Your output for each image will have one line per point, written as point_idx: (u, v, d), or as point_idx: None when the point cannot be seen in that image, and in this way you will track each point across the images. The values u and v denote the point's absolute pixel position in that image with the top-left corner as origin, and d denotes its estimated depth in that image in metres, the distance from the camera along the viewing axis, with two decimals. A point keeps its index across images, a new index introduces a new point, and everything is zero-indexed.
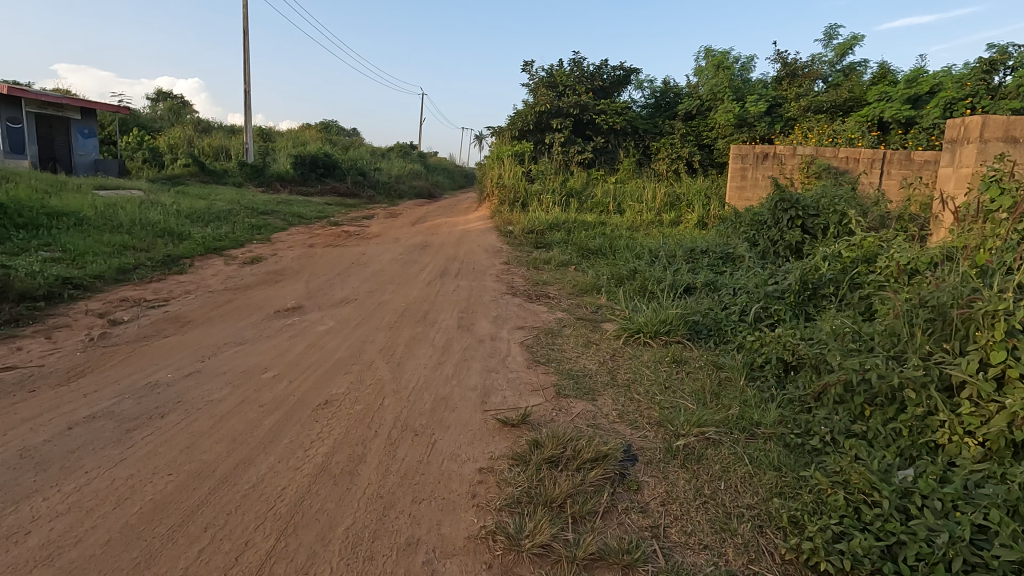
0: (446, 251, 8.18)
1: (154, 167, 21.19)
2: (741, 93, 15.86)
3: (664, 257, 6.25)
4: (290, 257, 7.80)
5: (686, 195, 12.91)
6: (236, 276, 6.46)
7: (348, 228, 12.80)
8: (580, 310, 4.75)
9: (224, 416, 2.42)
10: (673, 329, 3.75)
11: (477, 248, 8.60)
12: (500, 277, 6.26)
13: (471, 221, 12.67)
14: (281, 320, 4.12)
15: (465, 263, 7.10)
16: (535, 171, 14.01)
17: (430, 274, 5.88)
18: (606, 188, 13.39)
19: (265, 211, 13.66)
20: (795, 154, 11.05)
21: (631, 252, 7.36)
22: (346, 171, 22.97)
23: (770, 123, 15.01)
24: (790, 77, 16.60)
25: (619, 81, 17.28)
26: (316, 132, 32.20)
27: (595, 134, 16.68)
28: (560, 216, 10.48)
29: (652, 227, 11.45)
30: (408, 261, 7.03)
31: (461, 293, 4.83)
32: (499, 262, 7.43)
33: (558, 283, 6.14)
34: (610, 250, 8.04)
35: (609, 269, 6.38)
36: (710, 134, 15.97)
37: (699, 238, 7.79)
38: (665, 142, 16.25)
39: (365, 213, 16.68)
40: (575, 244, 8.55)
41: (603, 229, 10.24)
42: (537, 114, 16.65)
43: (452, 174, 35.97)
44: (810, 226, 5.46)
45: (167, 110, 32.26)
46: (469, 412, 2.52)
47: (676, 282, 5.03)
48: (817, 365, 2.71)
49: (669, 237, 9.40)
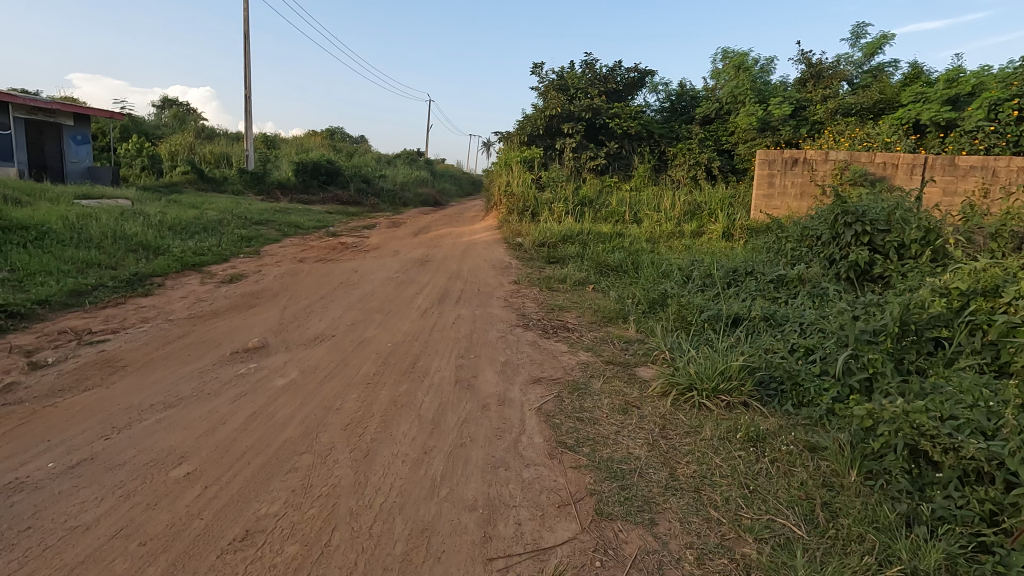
0: (449, 268, 7.35)
1: (152, 175, 20.64)
2: (763, 96, 15.01)
3: (699, 279, 5.40)
4: (275, 274, 7.01)
5: (708, 204, 12.07)
6: (207, 299, 5.67)
7: (347, 239, 12.05)
8: (608, 350, 3.90)
9: (77, 571, 1.60)
10: (737, 386, 2.87)
11: (483, 263, 7.76)
12: (509, 302, 5.40)
13: (478, 232, 11.89)
14: (235, 366, 3.29)
15: (469, 283, 6.27)
16: (546, 178, 13.20)
17: (427, 299, 5.03)
18: (622, 197, 12.56)
19: (260, 221, 12.94)
20: (828, 159, 10.31)
21: (657, 270, 6.51)
22: (350, 178, 22.29)
23: (795, 127, 14.13)
24: (815, 78, 15.72)
25: (633, 84, 16.45)
26: (320, 139, 31.66)
27: (609, 139, 15.86)
28: (574, 227, 9.64)
29: (672, 238, 10.60)
30: (405, 281, 6.19)
31: (462, 327, 3.97)
32: (507, 281, 6.59)
33: (577, 308, 5.29)
34: (631, 266, 7.20)
35: (635, 292, 5.53)
36: (730, 138, 15.13)
37: (733, 254, 6.92)
38: (682, 148, 15.42)
39: (367, 222, 15.92)
40: (592, 258, 7.70)
41: (620, 241, 9.40)
42: (547, 118, 15.86)
43: (460, 181, 35.34)
44: (878, 243, 4.59)
45: (170, 117, 31.82)
46: (463, 560, 1.67)
47: (723, 314, 4.15)
48: (985, 469, 1.85)
49: (696, 251, 8.55)
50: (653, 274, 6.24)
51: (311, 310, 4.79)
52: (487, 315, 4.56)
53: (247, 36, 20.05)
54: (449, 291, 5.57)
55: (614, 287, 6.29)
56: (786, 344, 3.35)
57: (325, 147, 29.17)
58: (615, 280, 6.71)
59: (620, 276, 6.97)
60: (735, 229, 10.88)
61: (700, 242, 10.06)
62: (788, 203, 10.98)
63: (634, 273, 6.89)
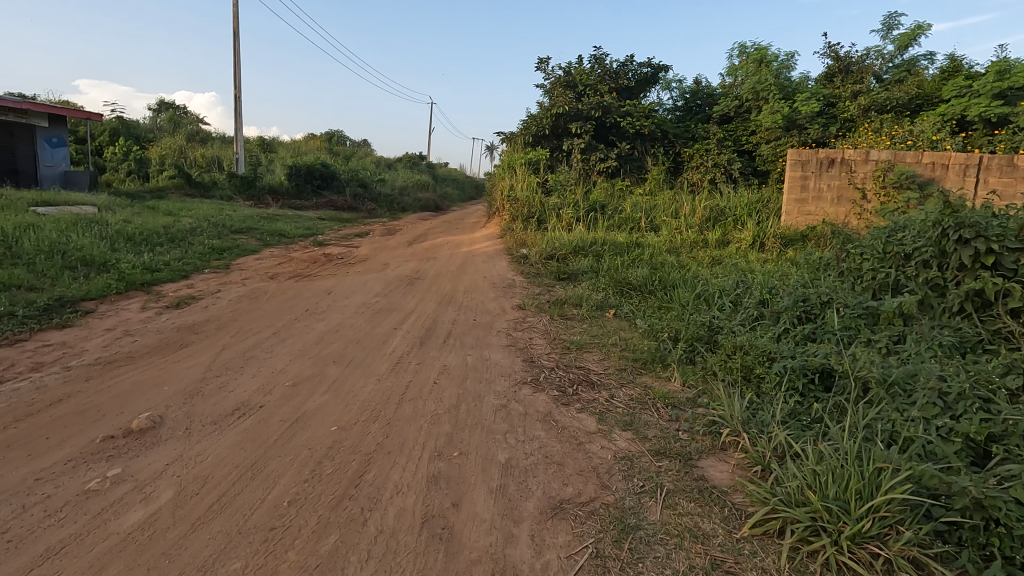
0: (441, 288, 6.20)
1: (137, 180, 19.77)
2: (787, 93, 13.93)
3: (755, 310, 4.28)
4: (233, 295, 5.88)
5: (732, 209, 10.92)
6: (136, 332, 4.55)
7: (333, 249, 10.92)
8: (654, 423, 2.77)
9: None
10: (896, 529, 1.74)
11: (481, 282, 6.60)
12: (512, 339, 4.23)
13: (478, 241, 10.79)
14: (93, 468, 2.17)
15: (467, 310, 5.12)
16: (553, 182, 12.12)
17: (405, 338, 3.86)
18: (636, 202, 11.46)
19: (242, 229, 11.85)
20: (869, 159, 9.77)
21: (694, 291, 5.38)
22: (345, 182, 21.20)
23: (824, 126, 13.00)
24: (843, 73, 14.52)
25: (645, 80, 15.31)
26: (318, 142, 30.68)
27: (619, 139, 14.74)
28: (586, 236, 8.50)
29: (696, 249, 9.45)
30: (387, 307, 5.03)
31: (447, 393, 2.81)
32: (510, 306, 5.45)
33: (600, 348, 4.16)
34: (659, 287, 6.05)
35: (675, 324, 4.42)
36: (752, 138, 13.99)
37: (782, 273, 5.80)
38: (699, 149, 14.27)
39: (359, 229, 14.79)
40: (610, 276, 6.57)
41: (640, 252, 8.24)
42: (553, 117, 14.71)
43: (462, 185, 34.33)
44: (1006, 265, 3.49)
45: (166, 120, 30.91)
46: None
47: (810, 367, 3.01)
48: None
49: (729, 266, 7.40)
50: (690, 299, 5.13)
51: (254, 354, 3.64)
52: (484, 363, 3.40)
53: (238, 34, 19.05)
54: (437, 324, 4.42)
55: (643, 315, 5.18)
56: (935, 434, 2.24)
57: (322, 150, 28.11)
58: (641, 303, 5.61)
59: (647, 298, 5.83)
60: (767, 237, 9.69)
61: (729, 254, 8.91)
62: (824, 207, 10.21)
63: (664, 294, 5.76)
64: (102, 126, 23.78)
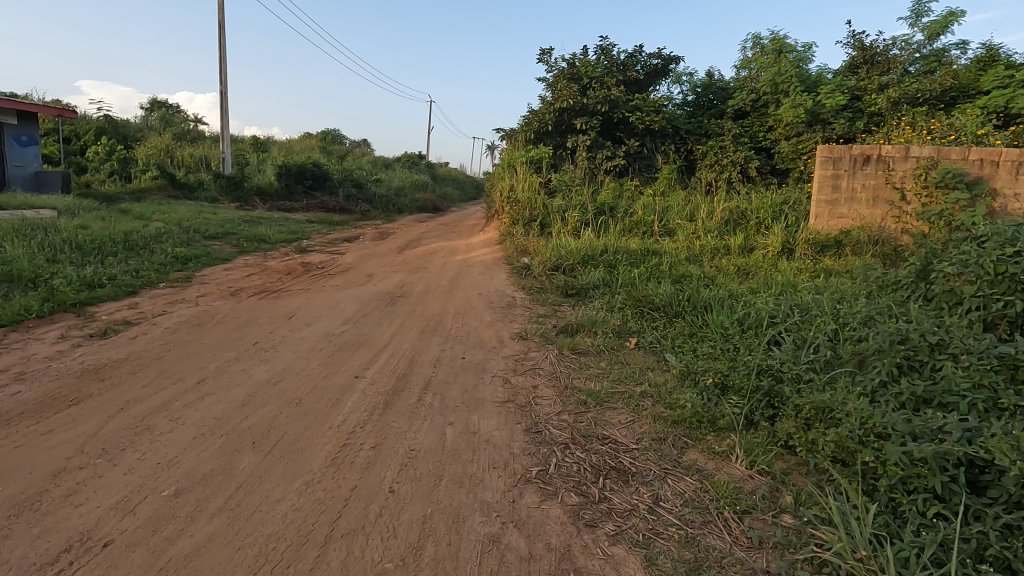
0: (427, 310, 5.20)
1: (119, 181, 18.88)
2: (809, 85, 12.94)
3: (828, 350, 3.30)
4: (175, 320, 4.88)
5: (754, 211, 9.93)
6: (30, 376, 3.56)
7: (315, 256, 9.96)
8: (728, 563, 1.85)
9: None
10: None
11: (475, 300, 5.60)
12: (511, 388, 3.23)
13: (475, 248, 9.80)
14: None
15: (457, 343, 4.12)
16: (557, 182, 11.13)
17: (364, 396, 2.84)
18: (647, 204, 10.49)
19: (218, 234, 10.87)
20: (909, 156, 8.76)
21: (734, 318, 4.42)
22: (338, 183, 20.22)
23: (851, 120, 11.99)
24: (868, 64, 13.46)
25: (655, 73, 14.30)
26: (312, 142, 29.71)
27: (627, 135, 13.73)
28: (596, 243, 7.50)
29: (719, 257, 8.47)
30: (357, 338, 4.02)
31: (408, 518, 1.87)
32: (508, 335, 4.45)
33: (626, 401, 3.17)
34: (687, 308, 5.06)
35: (721, 366, 3.45)
36: (770, 135, 12.97)
37: (836, 293, 4.81)
38: (714, 146, 13.26)
39: (348, 233, 13.81)
40: (627, 293, 5.58)
41: (658, 262, 7.24)
42: (557, 112, 13.70)
43: (463, 185, 33.32)
44: None
45: (157, 118, 29.96)
46: None
47: (953, 461, 2.07)
48: None
49: (762, 281, 6.41)
50: (731, 329, 4.17)
51: (154, 421, 2.64)
52: (468, 441, 2.42)
53: (224, 27, 18.06)
54: (413, 367, 3.42)
55: (672, 351, 4.23)
56: None
57: (316, 149, 27.11)
58: (667, 332, 4.66)
59: (673, 324, 4.86)
60: (798, 242, 8.70)
61: (756, 265, 7.95)
62: (858, 209, 9.20)
63: (695, 319, 4.79)
64: (87, 124, 22.85)
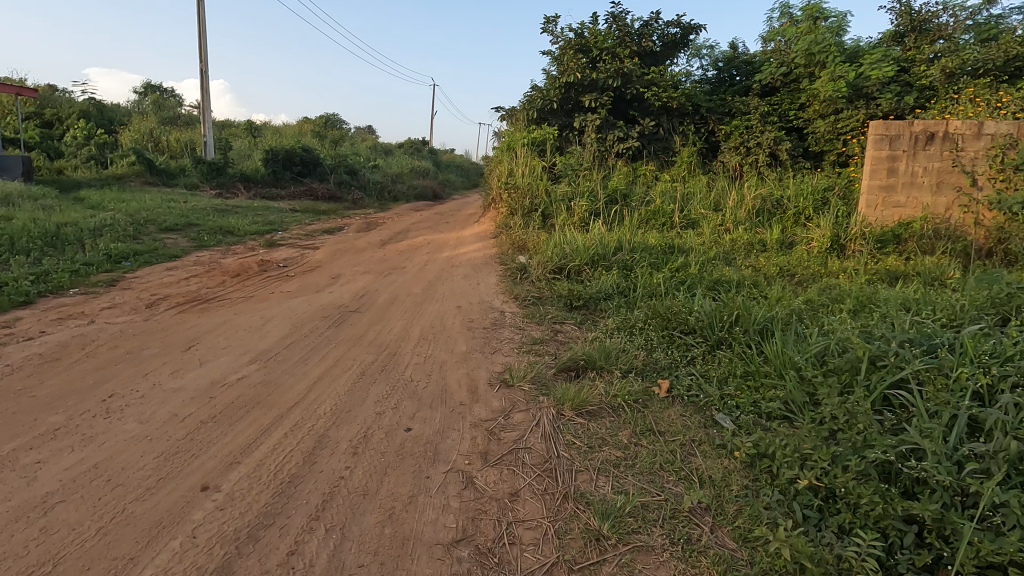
0: (382, 333, 3.90)
1: (95, 167, 17.68)
2: (849, 55, 11.39)
3: (1007, 439, 2.00)
4: (34, 347, 3.60)
5: (792, 200, 8.54)
6: None
7: (284, 251, 8.69)
8: None
9: None
10: None
11: (450, 318, 4.29)
12: (472, 504, 1.95)
13: (466, 243, 8.49)
14: None
15: (406, 396, 2.80)
16: (562, 166, 9.79)
17: (181, 558, 1.57)
18: (666, 191, 9.11)
19: (178, 225, 9.59)
20: (983, 133, 7.30)
21: (807, 359, 3.13)
22: (330, 169, 18.90)
23: (899, 95, 10.47)
24: (917, 32, 11.81)
25: (673, 44, 12.81)
26: (308, 127, 28.32)
27: (642, 114, 12.29)
28: (608, 238, 6.14)
29: (754, 255, 7.10)
30: (257, 391, 2.70)
31: None
32: (486, 378, 3.13)
33: (670, 528, 1.90)
34: (736, 333, 3.71)
35: (822, 449, 2.14)
36: (803, 114, 11.50)
37: (944, 318, 3.47)
38: (739, 126, 11.80)
39: (332, 224, 12.55)
40: (651, 309, 4.31)
41: (684, 263, 5.89)
42: (563, 88, 12.26)
43: (467, 172, 31.79)
44: None
45: (149, 102, 28.68)
46: None
47: None
48: None
49: (819, 290, 5.05)
50: (812, 373, 2.87)
51: None
52: None
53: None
54: (316, 454, 2.11)
55: (725, 414, 2.94)
56: None
57: (311, 134, 25.75)
58: (710, 372, 3.37)
59: (716, 356, 3.55)
60: (850, 237, 7.30)
61: (800, 265, 6.59)
62: (919, 197, 7.75)
63: (747, 351, 3.48)
64: (70, 108, 21.61)
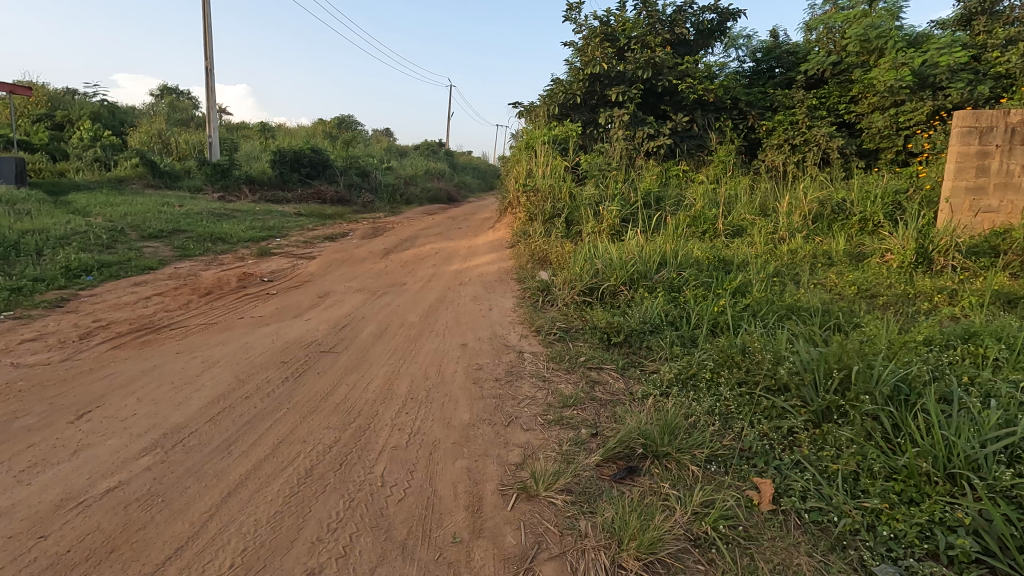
0: (355, 388, 2.85)
1: (98, 169, 17.05)
2: (911, 39, 10.09)
3: None
4: None
5: (857, 204, 7.33)
6: None
7: (275, 261, 7.77)
8: None
9: None
10: None
11: (452, 364, 3.23)
12: None
13: (479, 253, 7.47)
14: None
15: (369, 522, 1.79)
16: (587, 165, 8.72)
17: None
18: (707, 193, 7.97)
19: (164, 231, 8.72)
20: None
21: (989, 456, 2.05)
22: (340, 171, 18.06)
23: (972, 84, 9.05)
24: (987, 15, 10.22)
25: (708, 32, 11.66)
26: (322, 128, 27.64)
27: (674, 109, 11.16)
28: (649, 251, 5.02)
29: (822, 270, 5.94)
30: (125, 522, 1.70)
31: None
32: (496, 479, 2.09)
33: None
34: (856, 396, 2.58)
35: None
36: (855, 107, 10.20)
37: None
38: (782, 121, 10.59)
39: (337, 229, 11.64)
40: (721, 352, 3.22)
41: (745, 283, 4.76)
42: (588, 81, 11.18)
43: (485, 175, 30.80)
44: None
45: (164, 105, 28.27)
46: None
47: None
48: None
49: (933, 324, 3.86)
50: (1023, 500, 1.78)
51: None
52: None
53: None
54: None
55: (880, 556, 1.85)
56: None
57: (324, 135, 25.00)
58: (828, 466, 2.28)
59: (829, 434, 2.45)
60: (939, 249, 6.02)
61: (882, 283, 5.40)
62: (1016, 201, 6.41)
63: (875, 431, 2.39)
64: (80, 109, 21.12)
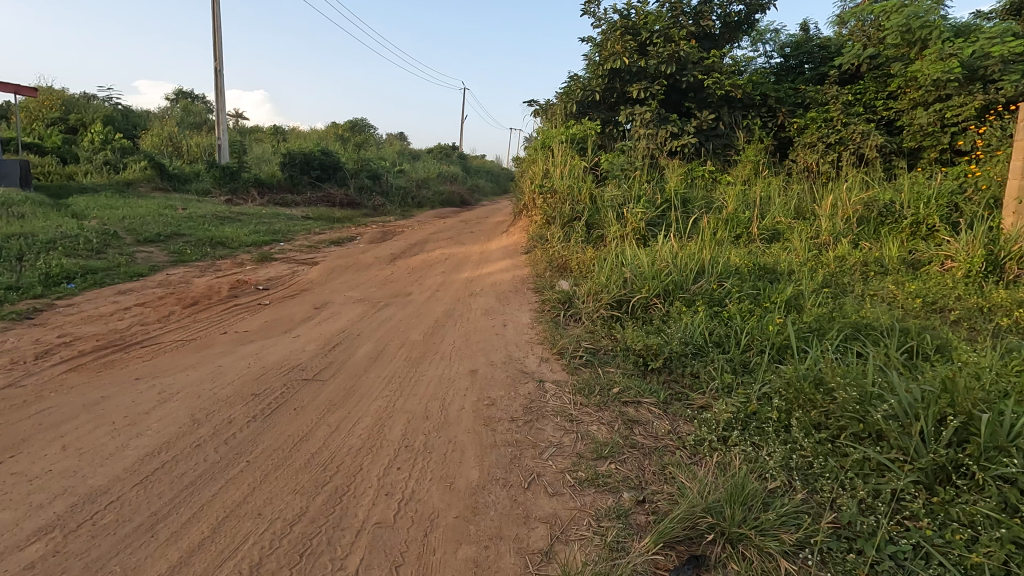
0: (337, 431, 2.29)
1: (107, 172, 16.79)
2: (956, 29, 9.31)
3: None
4: None
5: (908, 207, 6.64)
6: None
7: (275, 267, 7.29)
8: None
9: None
10: None
11: (458, 397, 2.66)
12: None
13: (492, 260, 6.92)
14: None
15: None
16: (608, 165, 8.13)
17: None
18: (739, 195, 7.32)
19: (161, 235, 8.29)
20: None
21: None
22: (351, 173, 17.65)
23: None
24: None
25: (734, 25, 10.99)
26: (334, 130, 27.35)
27: (698, 106, 10.51)
28: (685, 257, 4.40)
29: (876, 280, 5.28)
30: None
31: None
32: None
33: None
34: (990, 455, 1.90)
35: None
36: (894, 103, 9.47)
37: None
38: (816, 118, 9.89)
39: (345, 233, 11.18)
40: (787, 383, 2.56)
41: (795, 295, 4.13)
42: (607, 78, 10.58)
43: (498, 178, 30.28)
44: None
45: (178, 108, 28.18)
46: None
47: None
48: None
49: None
50: None
51: None
52: None
53: None
54: None
55: None
56: None
57: (335, 138, 24.68)
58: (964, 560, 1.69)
59: (954, 507, 1.83)
60: (1009, 257, 5.33)
61: (950, 295, 4.72)
62: None
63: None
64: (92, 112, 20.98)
